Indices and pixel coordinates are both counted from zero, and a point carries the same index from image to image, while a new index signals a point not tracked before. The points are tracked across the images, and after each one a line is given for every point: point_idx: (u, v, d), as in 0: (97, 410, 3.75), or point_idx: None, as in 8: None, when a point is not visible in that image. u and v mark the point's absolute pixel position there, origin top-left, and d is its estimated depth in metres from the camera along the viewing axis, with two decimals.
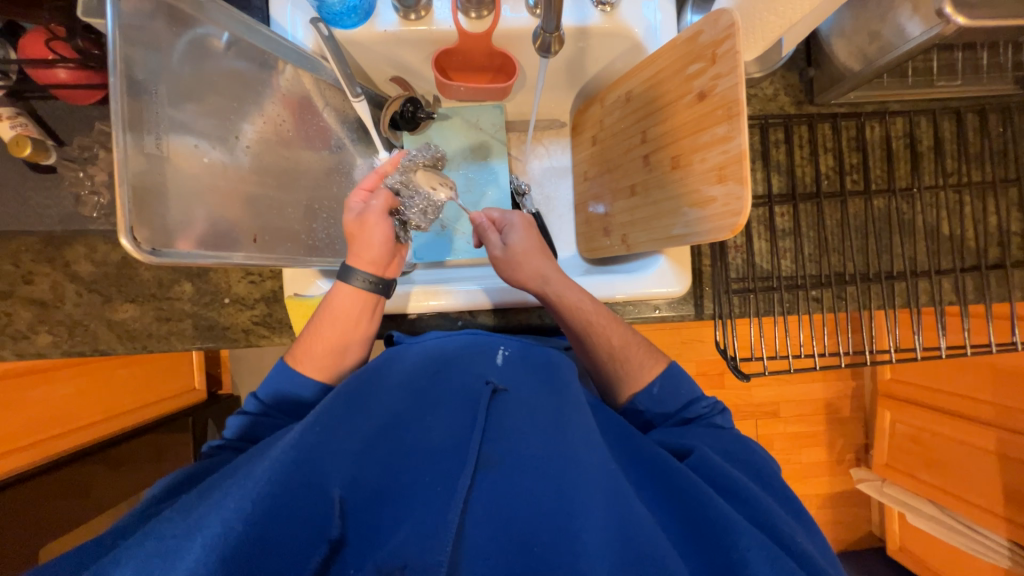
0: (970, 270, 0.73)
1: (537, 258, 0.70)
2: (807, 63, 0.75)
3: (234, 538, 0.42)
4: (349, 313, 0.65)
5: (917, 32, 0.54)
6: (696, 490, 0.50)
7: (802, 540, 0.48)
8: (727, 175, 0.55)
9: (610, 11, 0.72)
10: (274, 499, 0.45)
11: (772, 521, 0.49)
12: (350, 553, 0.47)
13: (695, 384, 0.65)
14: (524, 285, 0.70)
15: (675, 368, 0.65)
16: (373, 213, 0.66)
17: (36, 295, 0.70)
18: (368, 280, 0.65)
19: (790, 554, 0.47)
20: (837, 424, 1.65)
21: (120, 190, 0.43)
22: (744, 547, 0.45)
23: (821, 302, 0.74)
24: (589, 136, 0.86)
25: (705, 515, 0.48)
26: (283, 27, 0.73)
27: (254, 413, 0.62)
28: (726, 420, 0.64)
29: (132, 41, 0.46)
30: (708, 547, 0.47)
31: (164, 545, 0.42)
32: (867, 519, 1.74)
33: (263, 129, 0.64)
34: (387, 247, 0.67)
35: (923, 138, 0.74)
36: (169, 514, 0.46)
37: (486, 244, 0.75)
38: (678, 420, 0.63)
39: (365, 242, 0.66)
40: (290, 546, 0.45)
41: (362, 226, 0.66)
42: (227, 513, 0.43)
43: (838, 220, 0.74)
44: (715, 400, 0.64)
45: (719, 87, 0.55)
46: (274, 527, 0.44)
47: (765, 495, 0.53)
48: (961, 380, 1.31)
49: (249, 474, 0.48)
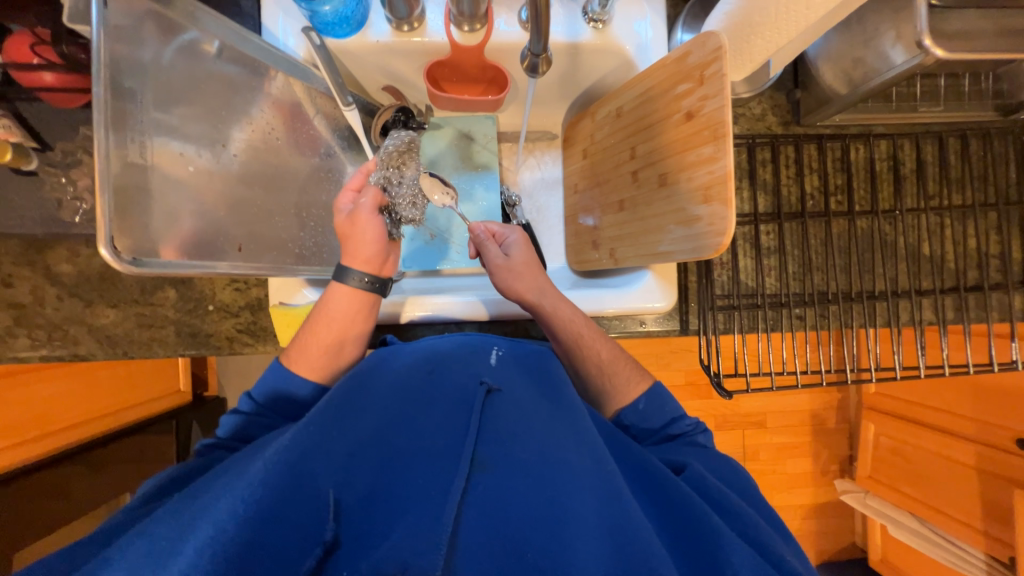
0: (950, 291, 0.74)
1: (536, 273, 0.71)
2: (794, 84, 0.76)
3: (225, 542, 0.41)
4: (345, 313, 0.65)
5: (900, 60, 0.55)
6: (687, 501, 0.50)
7: (788, 556, 0.49)
8: (713, 195, 0.55)
9: (602, 28, 0.73)
10: (268, 502, 0.44)
11: (761, 536, 0.49)
12: (345, 555, 0.46)
13: (680, 405, 0.66)
14: (523, 296, 0.70)
15: (658, 388, 0.66)
16: (363, 210, 0.67)
17: (16, 299, 0.69)
18: (364, 278, 0.66)
19: (775, 566, 0.48)
20: (822, 436, 1.66)
21: (101, 198, 0.42)
22: (735, 562, 0.45)
23: (805, 320, 0.75)
24: (580, 149, 0.86)
25: (698, 528, 0.48)
26: (275, 35, 0.73)
27: (248, 412, 0.60)
28: (707, 439, 0.64)
29: (118, 45, 0.46)
30: (699, 556, 0.47)
31: (156, 546, 0.42)
32: (849, 530, 1.76)
33: (252, 136, 0.63)
34: (378, 244, 0.67)
35: (906, 161, 0.76)
36: (161, 515, 0.46)
37: (484, 254, 0.74)
38: (664, 436, 0.63)
39: (358, 241, 0.66)
40: (282, 551, 0.43)
41: (352, 225, 0.67)
42: (220, 515, 0.43)
43: (823, 239, 0.75)
44: (698, 420, 0.65)
45: (705, 108, 0.56)
46: (267, 532, 0.43)
47: (753, 511, 0.54)
48: (942, 394, 1.34)
49: (240, 475, 0.47)
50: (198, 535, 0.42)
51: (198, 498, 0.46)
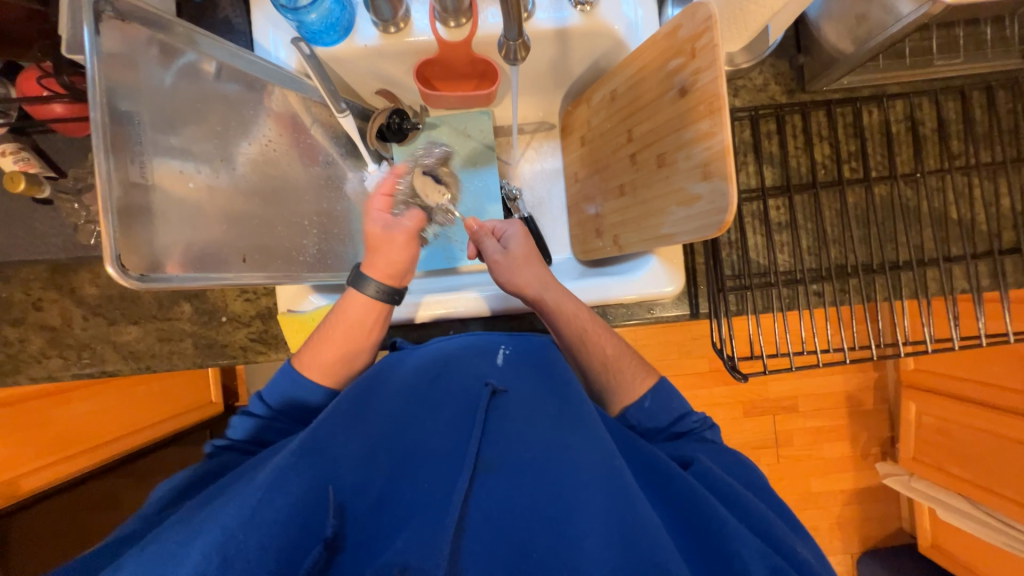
0: (982, 256, 0.69)
1: (534, 264, 0.71)
2: (796, 50, 0.72)
3: (234, 546, 0.41)
4: (360, 323, 0.65)
5: (906, 11, 0.51)
6: (697, 495, 0.48)
7: (801, 551, 0.47)
8: (711, 171, 0.53)
9: (589, 10, 0.71)
10: (279, 505, 0.44)
11: (773, 530, 0.48)
12: (350, 557, 0.46)
13: (685, 400, 0.64)
14: (521, 290, 0.70)
15: (665, 384, 0.64)
16: (402, 229, 0.66)
17: (47, 321, 0.73)
18: (383, 290, 0.66)
19: (787, 559, 0.46)
20: (859, 417, 1.59)
21: (104, 219, 0.44)
22: (746, 556, 0.44)
23: (822, 297, 0.72)
24: (578, 137, 0.85)
25: (709, 522, 0.46)
26: (266, 49, 0.75)
27: (262, 416, 0.61)
28: (715, 434, 0.62)
29: (114, 72, 0.47)
30: (710, 551, 0.45)
31: (163, 551, 0.41)
32: (896, 515, 1.68)
33: (253, 151, 0.65)
34: (407, 267, 0.67)
35: (925, 120, 0.71)
36: (172, 522, 0.45)
37: (481, 249, 0.74)
38: (669, 434, 0.61)
39: (387, 255, 0.66)
40: (287, 553, 0.43)
41: (388, 241, 0.66)
42: (227, 519, 0.43)
43: (838, 210, 0.72)
44: (705, 415, 0.63)
45: (699, 82, 0.53)
46: (275, 536, 0.43)
47: (764, 504, 0.52)
48: (987, 367, 1.25)
49: (249, 480, 0.47)
50: (203, 536, 0.42)
51: (209, 504, 0.47)
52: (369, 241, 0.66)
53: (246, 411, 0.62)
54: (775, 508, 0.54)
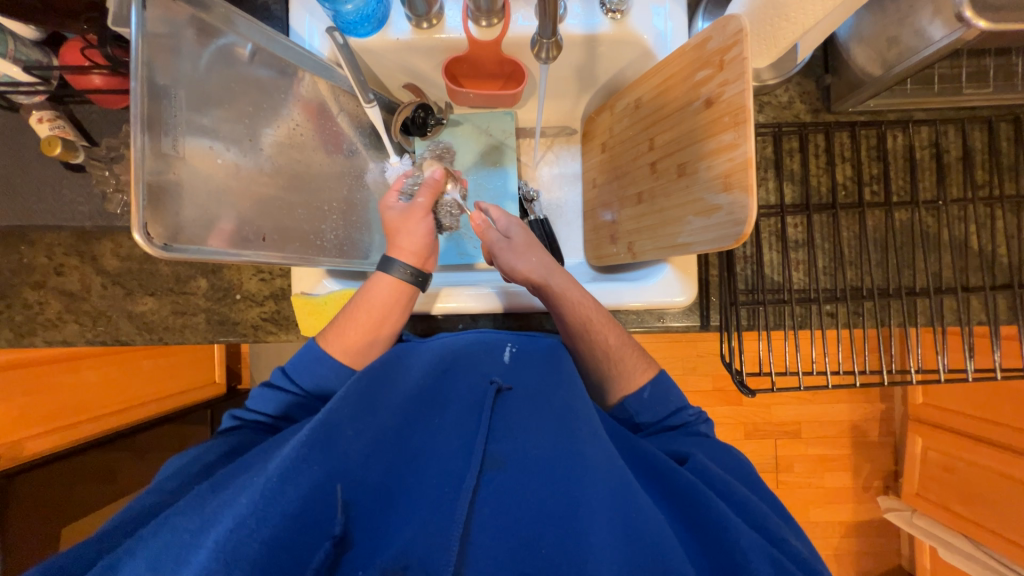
0: (1002, 288, 0.69)
1: (536, 251, 0.71)
2: (824, 70, 0.73)
3: (244, 540, 0.40)
4: (387, 305, 0.65)
5: (938, 36, 0.51)
6: (694, 488, 0.49)
7: (793, 541, 0.48)
8: (733, 183, 0.53)
9: (620, 18, 0.72)
10: (290, 498, 0.43)
11: (764, 520, 0.49)
12: (357, 554, 0.44)
13: (682, 392, 0.64)
14: (528, 276, 0.69)
15: (664, 376, 0.64)
16: (417, 207, 0.70)
17: (66, 286, 0.74)
18: (409, 272, 0.67)
19: (779, 547, 0.47)
20: (865, 449, 1.56)
21: (135, 188, 0.45)
22: (746, 548, 0.44)
23: (836, 317, 0.71)
24: (598, 143, 0.86)
25: (704, 512, 0.47)
26: (301, 36, 0.76)
27: (271, 416, 0.60)
28: (709, 429, 0.63)
29: (154, 48, 0.48)
30: (711, 544, 0.46)
31: (175, 541, 0.41)
32: (895, 551, 1.64)
33: (279, 133, 0.66)
34: (427, 243, 0.70)
35: (950, 149, 0.71)
36: (184, 504, 0.44)
37: (483, 237, 0.74)
38: (661, 427, 0.62)
39: (408, 234, 0.69)
40: (296, 548, 0.42)
41: (404, 222, 0.69)
42: (239, 508, 0.41)
43: (857, 231, 0.72)
44: (700, 409, 0.64)
45: (726, 94, 0.53)
46: (285, 529, 0.41)
47: (754, 496, 0.53)
48: (1000, 407, 1.23)
49: (258, 471, 0.46)
50: (217, 529, 0.40)
51: (218, 491, 0.46)
52: (388, 225, 0.70)
53: (268, 384, 0.62)
54: (772, 505, 0.55)
